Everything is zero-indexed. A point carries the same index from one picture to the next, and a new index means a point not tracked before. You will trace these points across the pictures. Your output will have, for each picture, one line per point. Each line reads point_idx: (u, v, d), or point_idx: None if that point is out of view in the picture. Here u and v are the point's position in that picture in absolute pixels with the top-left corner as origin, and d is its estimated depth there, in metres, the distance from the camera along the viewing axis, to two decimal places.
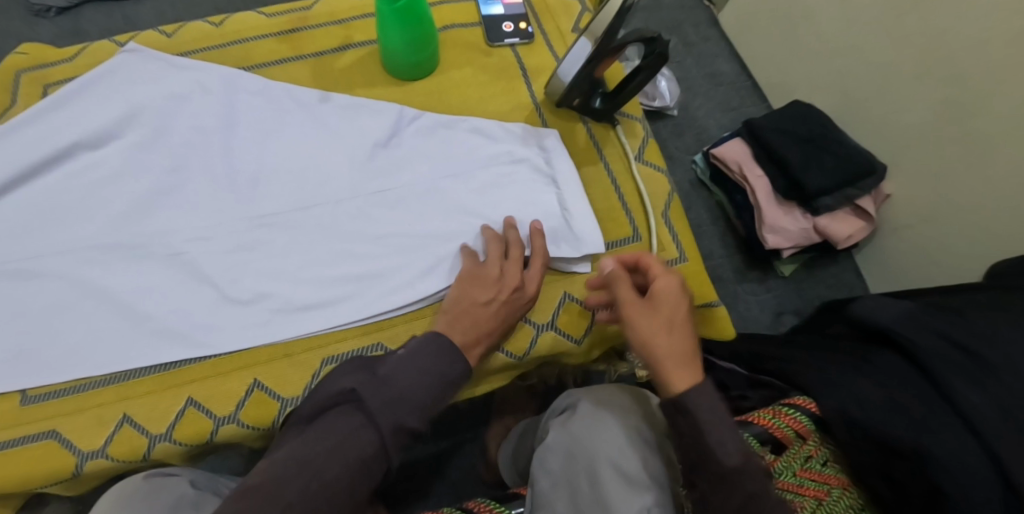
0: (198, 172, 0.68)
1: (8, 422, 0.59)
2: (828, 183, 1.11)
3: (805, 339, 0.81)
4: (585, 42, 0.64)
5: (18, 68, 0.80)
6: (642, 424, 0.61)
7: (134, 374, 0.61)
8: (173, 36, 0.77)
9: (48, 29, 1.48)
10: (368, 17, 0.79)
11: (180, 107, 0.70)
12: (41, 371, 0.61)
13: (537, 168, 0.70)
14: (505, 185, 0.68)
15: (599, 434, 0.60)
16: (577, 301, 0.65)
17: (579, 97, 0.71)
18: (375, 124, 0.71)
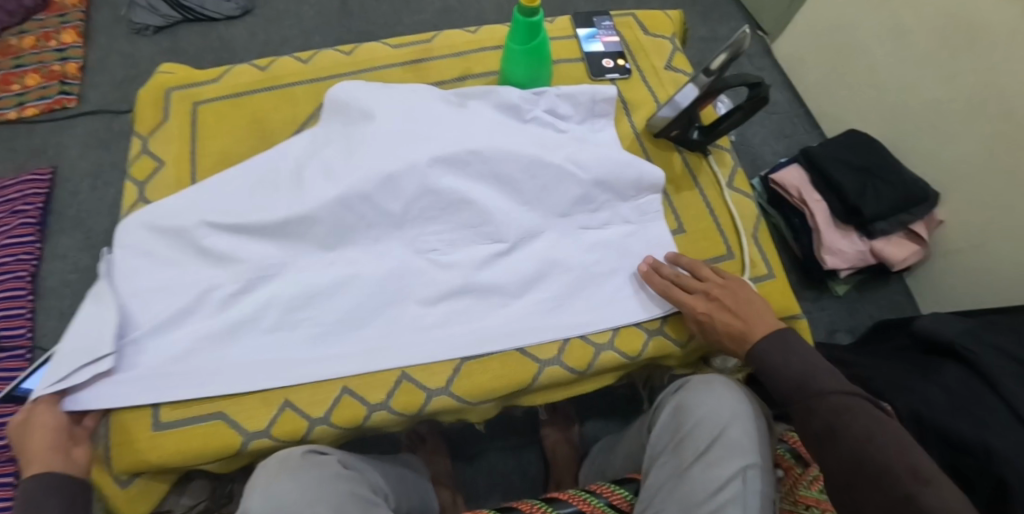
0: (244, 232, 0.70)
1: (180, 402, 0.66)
2: (884, 210, 1.17)
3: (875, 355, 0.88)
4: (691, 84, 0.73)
5: (169, 86, 0.86)
6: (745, 402, 0.66)
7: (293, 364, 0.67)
8: (309, 62, 0.90)
9: (148, 46, 1.61)
10: (483, 52, 0.94)
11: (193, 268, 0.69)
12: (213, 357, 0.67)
13: (637, 207, 0.77)
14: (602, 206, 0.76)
15: (705, 405, 0.66)
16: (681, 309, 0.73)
17: (677, 130, 0.80)
18: None
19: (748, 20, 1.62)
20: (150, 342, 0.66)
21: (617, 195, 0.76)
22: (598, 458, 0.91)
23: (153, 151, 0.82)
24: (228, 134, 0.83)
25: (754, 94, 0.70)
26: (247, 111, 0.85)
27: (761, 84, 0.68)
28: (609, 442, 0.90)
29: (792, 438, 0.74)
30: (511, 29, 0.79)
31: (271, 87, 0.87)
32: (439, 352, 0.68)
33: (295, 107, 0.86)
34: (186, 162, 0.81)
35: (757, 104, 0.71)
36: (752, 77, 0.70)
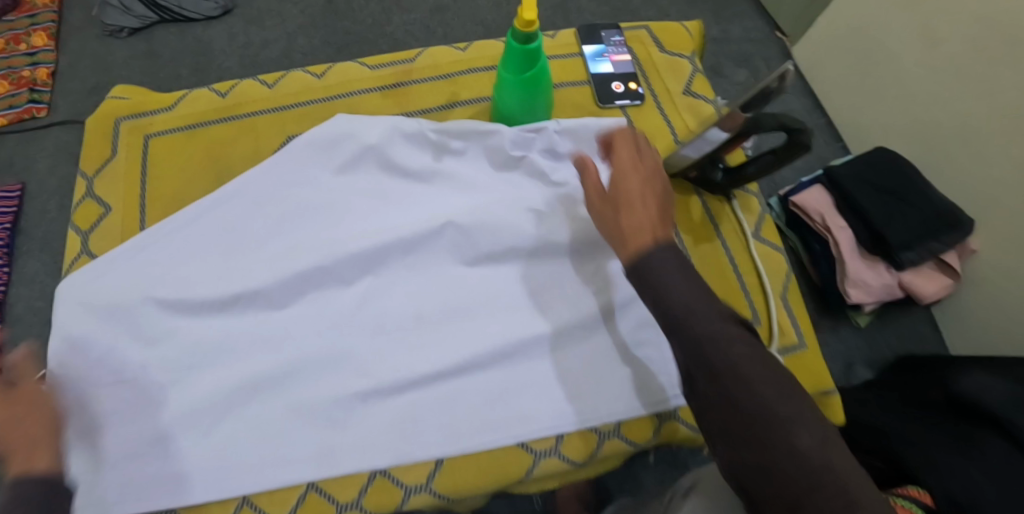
0: (179, 307, 0.63)
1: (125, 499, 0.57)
2: (913, 240, 1.07)
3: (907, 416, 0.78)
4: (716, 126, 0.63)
5: (119, 116, 0.77)
6: None
7: (248, 460, 0.58)
8: (275, 86, 0.80)
9: (122, 49, 1.50)
10: (474, 73, 0.84)
11: (123, 351, 0.61)
12: (159, 449, 0.58)
13: None
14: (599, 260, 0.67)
15: None
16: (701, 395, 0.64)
17: (695, 171, 0.70)
18: (506, 190, 0.70)
19: (765, 19, 1.50)
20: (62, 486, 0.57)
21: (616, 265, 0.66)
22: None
23: (99, 194, 0.73)
24: (179, 173, 0.73)
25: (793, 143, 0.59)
26: (204, 145, 0.75)
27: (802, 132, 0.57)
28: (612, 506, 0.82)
29: None
30: (504, 55, 0.68)
31: (232, 116, 0.77)
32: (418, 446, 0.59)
33: (256, 139, 0.76)
34: (136, 205, 0.72)
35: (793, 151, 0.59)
36: (791, 118, 0.58)
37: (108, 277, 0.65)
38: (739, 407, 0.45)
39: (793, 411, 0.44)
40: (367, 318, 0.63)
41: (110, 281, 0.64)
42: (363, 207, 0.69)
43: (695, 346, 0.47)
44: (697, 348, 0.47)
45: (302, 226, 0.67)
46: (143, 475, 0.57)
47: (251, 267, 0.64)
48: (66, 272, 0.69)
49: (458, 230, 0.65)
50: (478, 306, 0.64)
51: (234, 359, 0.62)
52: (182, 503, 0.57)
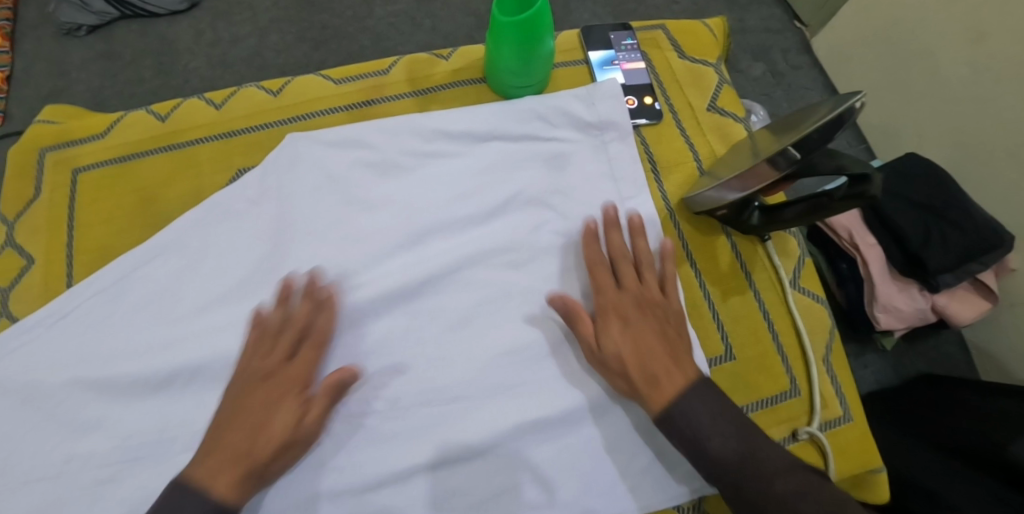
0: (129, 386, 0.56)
1: None
2: (954, 263, 0.96)
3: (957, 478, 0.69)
4: (766, 163, 0.51)
5: (43, 147, 0.66)
6: None
7: None
8: (223, 107, 0.67)
9: (81, 49, 1.37)
10: (458, 86, 0.72)
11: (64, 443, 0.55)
12: None
13: None
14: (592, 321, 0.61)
15: None
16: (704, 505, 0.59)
17: (728, 210, 0.59)
18: (498, 235, 0.63)
19: (784, 6, 1.37)
20: None
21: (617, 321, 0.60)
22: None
23: (19, 243, 0.62)
24: (112, 217, 0.63)
25: (852, 195, 0.49)
26: (136, 183, 0.64)
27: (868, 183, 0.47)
28: None
29: None
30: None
31: (172, 145, 0.66)
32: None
33: (197, 172, 0.65)
34: (60, 255, 0.62)
35: (853, 201, 0.50)
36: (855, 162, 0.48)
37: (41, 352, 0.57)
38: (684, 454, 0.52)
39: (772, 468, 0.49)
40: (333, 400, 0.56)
41: (29, 357, 0.57)
42: (331, 262, 0.60)
43: (689, 415, 0.51)
44: (692, 417, 0.51)
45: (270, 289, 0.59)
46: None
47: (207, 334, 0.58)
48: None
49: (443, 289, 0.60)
50: (466, 378, 0.58)
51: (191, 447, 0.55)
52: None
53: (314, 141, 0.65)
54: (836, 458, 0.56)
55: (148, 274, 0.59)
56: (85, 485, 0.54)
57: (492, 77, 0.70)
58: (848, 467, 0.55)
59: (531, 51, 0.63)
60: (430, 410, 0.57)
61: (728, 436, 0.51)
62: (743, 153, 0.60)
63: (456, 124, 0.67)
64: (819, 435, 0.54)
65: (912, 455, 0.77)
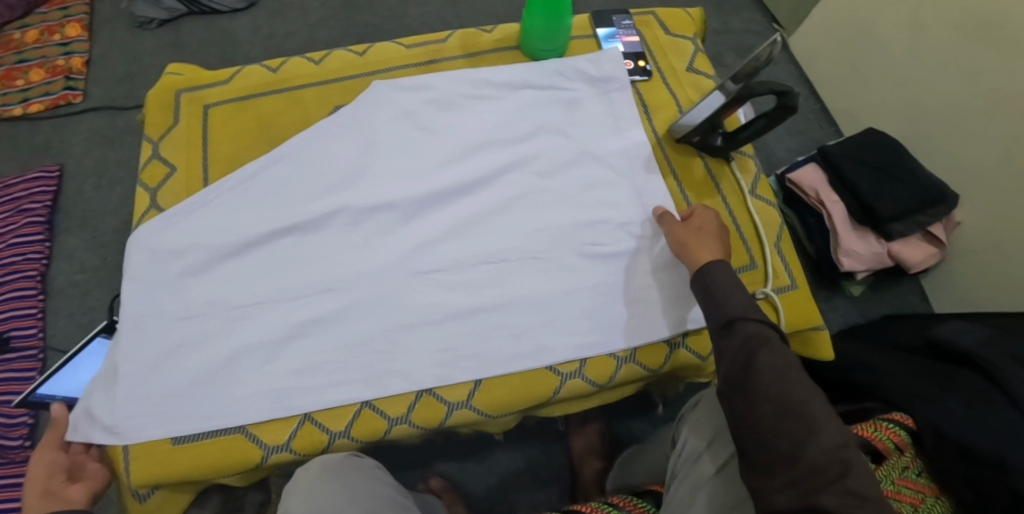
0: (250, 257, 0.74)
1: (195, 419, 0.66)
2: (901, 212, 1.15)
3: (888, 353, 0.90)
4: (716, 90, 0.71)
5: (178, 89, 0.85)
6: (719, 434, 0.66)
7: (312, 388, 0.68)
8: (320, 63, 0.87)
9: (152, 40, 1.57)
10: (498, 50, 0.91)
11: (203, 297, 0.72)
12: (238, 375, 0.68)
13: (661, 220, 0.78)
14: (602, 213, 0.78)
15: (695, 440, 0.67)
16: (689, 348, 0.74)
17: (698, 136, 0.78)
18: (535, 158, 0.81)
19: (764, 12, 1.59)
20: (139, 409, 0.67)
21: (625, 216, 0.78)
22: (624, 467, 0.90)
23: (164, 156, 0.80)
24: (237, 138, 0.81)
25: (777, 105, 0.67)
26: (254, 115, 0.83)
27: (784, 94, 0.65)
28: (630, 454, 0.91)
29: (865, 432, 0.73)
30: None
31: (282, 89, 0.85)
32: (449, 370, 0.69)
33: (303, 108, 0.84)
34: (197, 164, 0.80)
35: (783, 113, 0.68)
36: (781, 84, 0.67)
37: (183, 232, 0.74)
38: (736, 396, 0.60)
39: (809, 408, 0.56)
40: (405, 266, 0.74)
41: (175, 233, 0.74)
42: (407, 172, 0.79)
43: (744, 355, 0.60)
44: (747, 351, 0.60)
45: (360, 187, 0.77)
46: (221, 396, 0.67)
47: (306, 215, 0.75)
48: (136, 224, 0.77)
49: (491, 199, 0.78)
50: (504, 251, 0.75)
51: (297, 297, 0.72)
52: (247, 425, 0.66)
53: (388, 83, 0.83)
54: (786, 314, 0.73)
55: (264, 176, 0.77)
56: (219, 324, 0.70)
57: (524, 44, 0.89)
58: (797, 321, 0.73)
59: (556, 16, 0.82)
60: (477, 273, 0.74)
61: (774, 381, 0.58)
62: None
63: (493, 74, 0.85)
64: (772, 294, 0.72)
65: (864, 347, 0.94)
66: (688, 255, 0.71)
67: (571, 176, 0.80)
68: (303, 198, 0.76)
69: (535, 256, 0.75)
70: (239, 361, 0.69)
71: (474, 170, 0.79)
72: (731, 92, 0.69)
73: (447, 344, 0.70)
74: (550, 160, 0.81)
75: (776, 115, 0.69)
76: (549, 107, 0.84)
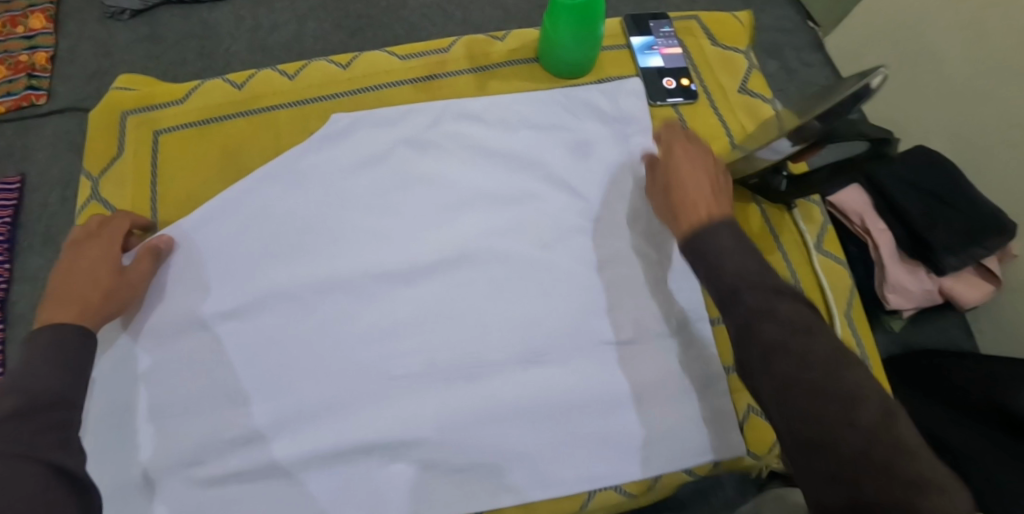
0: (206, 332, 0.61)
1: None
2: (959, 244, 1.01)
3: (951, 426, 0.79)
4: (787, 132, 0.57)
5: (125, 109, 0.72)
6: None
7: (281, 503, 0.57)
8: (295, 77, 0.74)
9: (124, 33, 1.41)
10: (509, 65, 0.78)
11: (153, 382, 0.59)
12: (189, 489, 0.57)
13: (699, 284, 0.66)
14: (625, 272, 0.66)
15: None
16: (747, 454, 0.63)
17: (757, 179, 0.66)
18: (551, 206, 0.69)
19: (798, 8, 1.44)
20: None
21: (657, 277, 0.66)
22: None
23: (104, 196, 0.68)
24: (195, 173, 0.69)
25: (872, 154, 0.53)
26: (217, 142, 0.70)
27: (885, 143, 0.51)
28: None
29: None
30: None
31: (251, 110, 0.72)
32: (453, 472, 0.58)
33: (275, 134, 0.71)
34: (146, 207, 0.67)
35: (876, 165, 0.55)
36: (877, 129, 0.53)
37: None
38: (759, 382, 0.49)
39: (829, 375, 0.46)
40: (398, 345, 0.62)
41: None
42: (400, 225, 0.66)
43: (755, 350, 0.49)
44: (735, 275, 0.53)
45: (345, 242, 0.65)
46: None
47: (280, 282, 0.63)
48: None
49: (497, 256, 0.66)
50: (515, 323, 0.63)
51: (274, 384, 0.60)
52: None
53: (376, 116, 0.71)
54: None
55: (226, 226, 0.65)
56: (169, 420, 0.58)
57: (546, 56, 0.76)
58: None
59: (585, 30, 0.69)
60: (483, 349, 0.62)
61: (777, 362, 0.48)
62: (769, 127, 0.66)
63: (506, 102, 0.74)
64: None
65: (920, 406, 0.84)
66: (697, 252, 0.56)
67: (599, 228, 0.68)
68: (272, 255, 0.64)
69: (551, 328, 0.63)
70: (198, 466, 0.57)
71: (479, 221, 0.67)
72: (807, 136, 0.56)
73: (439, 439, 0.59)
74: (572, 207, 0.69)
75: (866, 166, 0.55)
76: (569, 138, 0.72)
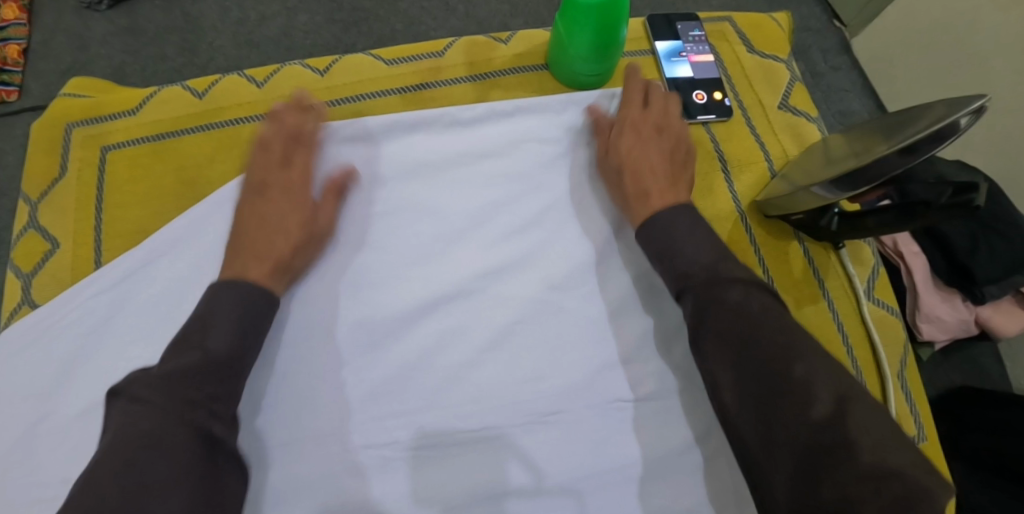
0: None
1: None
2: (1002, 273, 0.93)
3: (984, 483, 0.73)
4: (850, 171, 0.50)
5: (69, 121, 0.65)
6: None
7: None
8: (265, 85, 0.66)
9: (100, 24, 1.27)
10: (513, 72, 0.69)
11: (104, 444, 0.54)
12: None
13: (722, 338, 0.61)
14: (637, 321, 0.61)
15: None
16: None
17: (802, 215, 0.59)
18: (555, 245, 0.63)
19: (825, 5, 1.33)
20: None
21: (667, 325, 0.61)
22: None
23: (42, 224, 0.62)
24: (143, 199, 0.62)
25: (958, 202, 0.47)
26: (167, 163, 0.63)
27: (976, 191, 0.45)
28: None
29: None
30: None
31: (209, 124, 0.65)
32: None
33: (238, 153, 0.64)
34: (87, 237, 0.61)
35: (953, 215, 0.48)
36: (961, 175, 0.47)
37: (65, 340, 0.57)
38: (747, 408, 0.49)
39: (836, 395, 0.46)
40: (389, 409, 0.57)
41: (50, 338, 0.57)
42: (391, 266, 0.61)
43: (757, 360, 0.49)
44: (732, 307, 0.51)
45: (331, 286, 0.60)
46: None
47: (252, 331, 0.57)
48: (5, 325, 0.60)
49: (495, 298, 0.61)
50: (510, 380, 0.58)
51: (255, 450, 0.55)
52: None
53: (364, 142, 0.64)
54: None
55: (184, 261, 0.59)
56: None
57: (557, 62, 0.67)
58: None
59: (605, 39, 0.59)
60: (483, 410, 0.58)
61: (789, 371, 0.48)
62: (817, 157, 0.59)
63: (507, 118, 0.66)
64: None
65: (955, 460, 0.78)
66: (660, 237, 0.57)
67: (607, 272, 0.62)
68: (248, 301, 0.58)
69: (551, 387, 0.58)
70: None
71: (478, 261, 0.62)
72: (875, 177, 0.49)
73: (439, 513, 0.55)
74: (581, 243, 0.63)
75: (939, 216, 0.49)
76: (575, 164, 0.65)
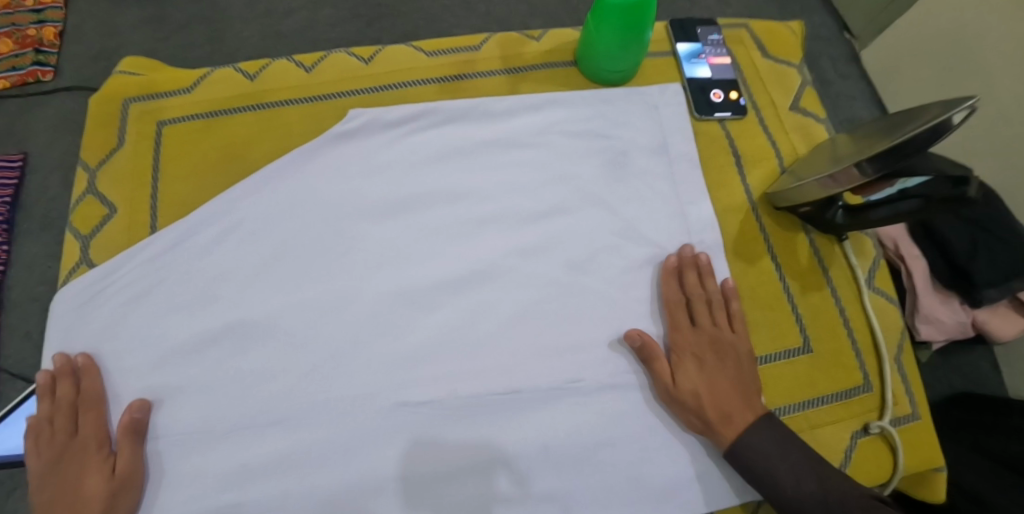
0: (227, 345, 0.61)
1: None
2: (999, 278, 0.97)
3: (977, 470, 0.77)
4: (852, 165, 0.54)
5: (127, 96, 0.69)
6: None
7: None
8: (313, 71, 0.70)
9: (131, 10, 1.32)
10: (543, 67, 0.73)
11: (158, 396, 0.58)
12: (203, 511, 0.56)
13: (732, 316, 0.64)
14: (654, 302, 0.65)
15: None
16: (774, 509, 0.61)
17: (809, 208, 0.64)
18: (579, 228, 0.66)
19: (836, 15, 1.37)
20: None
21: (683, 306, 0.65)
22: None
23: (100, 191, 0.66)
24: (196, 171, 0.66)
25: (952, 193, 0.51)
26: (219, 139, 0.67)
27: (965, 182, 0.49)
28: None
29: None
30: None
31: (259, 105, 0.69)
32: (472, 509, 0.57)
33: (285, 133, 0.68)
34: (143, 205, 0.65)
35: (951, 206, 0.52)
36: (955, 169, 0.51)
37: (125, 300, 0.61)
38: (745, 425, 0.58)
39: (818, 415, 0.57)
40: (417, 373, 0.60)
41: (109, 298, 0.62)
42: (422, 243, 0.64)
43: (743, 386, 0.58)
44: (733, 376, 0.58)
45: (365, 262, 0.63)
46: None
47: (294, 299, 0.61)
48: (62, 283, 0.64)
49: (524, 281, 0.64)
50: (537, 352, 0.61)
51: (294, 411, 0.59)
52: None
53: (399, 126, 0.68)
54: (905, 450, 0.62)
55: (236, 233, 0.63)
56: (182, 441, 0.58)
57: (585, 57, 0.70)
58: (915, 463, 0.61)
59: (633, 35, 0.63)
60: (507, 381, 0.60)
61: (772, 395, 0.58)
62: (825, 154, 0.63)
63: (536, 108, 0.70)
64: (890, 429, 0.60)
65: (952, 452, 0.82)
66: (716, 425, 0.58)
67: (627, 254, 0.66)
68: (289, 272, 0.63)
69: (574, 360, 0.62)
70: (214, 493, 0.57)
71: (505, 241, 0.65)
72: (874, 170, 0.53)
73: (461, 475, 0.58)
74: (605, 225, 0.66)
75: (938, 207, 0.52)
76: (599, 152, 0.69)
